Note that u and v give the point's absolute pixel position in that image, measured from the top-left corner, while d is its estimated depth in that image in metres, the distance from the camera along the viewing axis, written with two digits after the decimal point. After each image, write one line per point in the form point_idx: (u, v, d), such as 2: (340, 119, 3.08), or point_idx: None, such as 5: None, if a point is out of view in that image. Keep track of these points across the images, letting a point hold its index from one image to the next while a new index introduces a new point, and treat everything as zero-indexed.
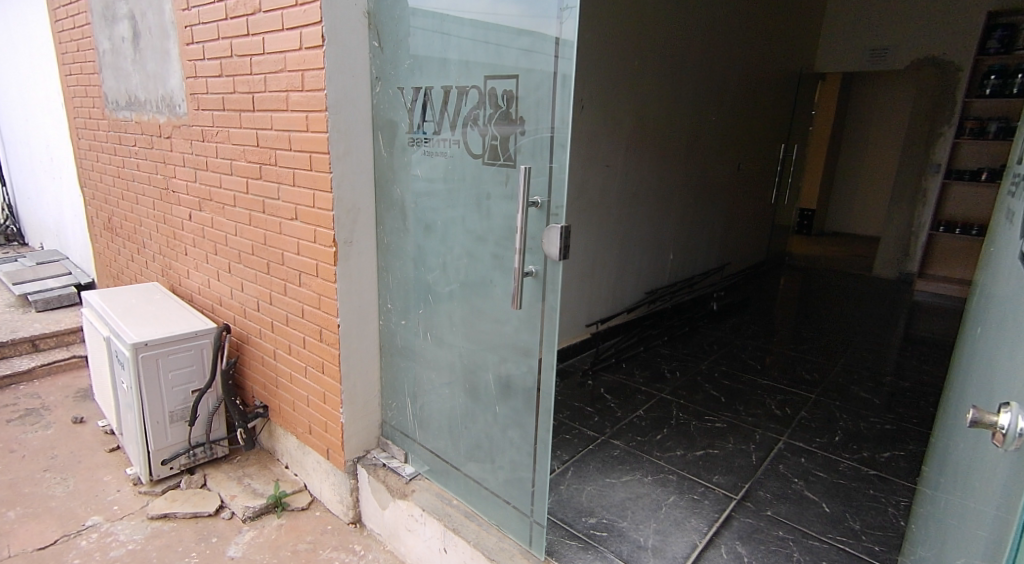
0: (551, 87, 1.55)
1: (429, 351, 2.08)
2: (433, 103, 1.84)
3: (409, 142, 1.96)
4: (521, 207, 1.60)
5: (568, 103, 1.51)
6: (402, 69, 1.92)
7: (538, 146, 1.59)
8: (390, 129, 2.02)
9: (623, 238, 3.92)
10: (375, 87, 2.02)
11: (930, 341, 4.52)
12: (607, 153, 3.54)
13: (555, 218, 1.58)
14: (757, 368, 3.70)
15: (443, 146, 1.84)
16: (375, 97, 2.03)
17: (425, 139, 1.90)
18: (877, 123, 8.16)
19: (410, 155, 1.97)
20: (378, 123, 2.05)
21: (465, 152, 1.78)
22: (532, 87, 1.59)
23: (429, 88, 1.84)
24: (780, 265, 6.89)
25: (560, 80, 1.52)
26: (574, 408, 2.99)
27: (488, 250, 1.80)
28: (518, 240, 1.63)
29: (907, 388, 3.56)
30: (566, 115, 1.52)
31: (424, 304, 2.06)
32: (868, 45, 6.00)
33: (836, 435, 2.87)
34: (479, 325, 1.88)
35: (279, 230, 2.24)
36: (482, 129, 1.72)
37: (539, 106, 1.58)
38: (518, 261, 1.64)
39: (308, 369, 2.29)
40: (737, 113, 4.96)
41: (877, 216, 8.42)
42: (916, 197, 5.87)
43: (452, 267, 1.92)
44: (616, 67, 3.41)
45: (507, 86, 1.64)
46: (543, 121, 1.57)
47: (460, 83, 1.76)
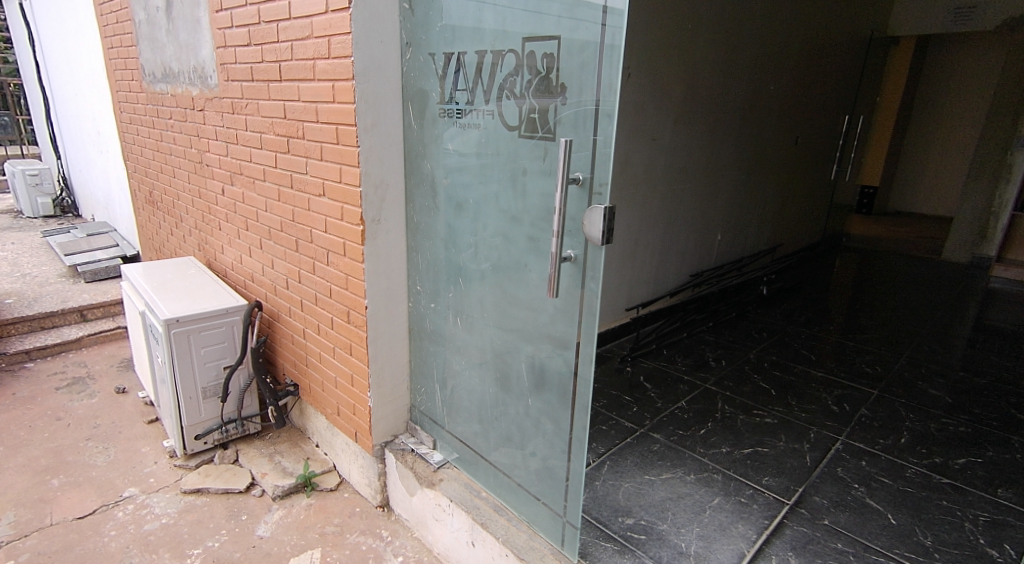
0: (598, 50, 1.38)
1: (459, 336, 1.97)
2: (466, 69, 1.69)
3: (440, 113, 1.82)
4: (559, 185, 1.45)
5: (617, 69, 1.34)
6: (434, 34, 1.77)
7: (581, 117, 1.44)
8: (420, 99, 1.88)
9: (670, 218, 3.72)
10: (406, 53, 1.89)
11: (1005, 331, 4.19)
12: (656, 126, 3.32)
13: (597, 196, 1.43)
14: (811, 359, 3.46)
15: (476, 119, 1.71)
16: (406, 65, 1.89)
17: (457, 111, 1.76)
18: (955, 93, 7.53)
19: (441, 128, 1.84)
20: (408, 93, 1.92)
21: (499, 124, 1.64)
22: (576, 50, 1.42)
23: (463, 53, 1.69)
24: (838, 246, 6.50)
25: (608, 41, 1.35)
26: (612, 396, 2.85)
27: (522, 231, 1.66)
28: (555, 222, 1.49)
29: (984, 386, 3.28)
30: (614, 82, 1.35)
31: (454, 287, 1.95)
32: (950, 5, 5.48)
33: (901, 437, 2.66)
34: (511, 312, 1.75)
35: (308, 206, 2.17)
36: (519, 96, 1.56)
37: (583, 69, 1.42)
38: (555, 244, 1.50)
39: (336, 350, 2.23)
40: (798, 81, 4.63)
41: (945, 195, 7.88)
42: (999, 172, 5.37)
43: (484, 249, 1.80)
44: (667, 32, 3.17)
45: (548, 49, 1.48)
46: (587, 89, 1.41)
47: (496, 47, 1.60)
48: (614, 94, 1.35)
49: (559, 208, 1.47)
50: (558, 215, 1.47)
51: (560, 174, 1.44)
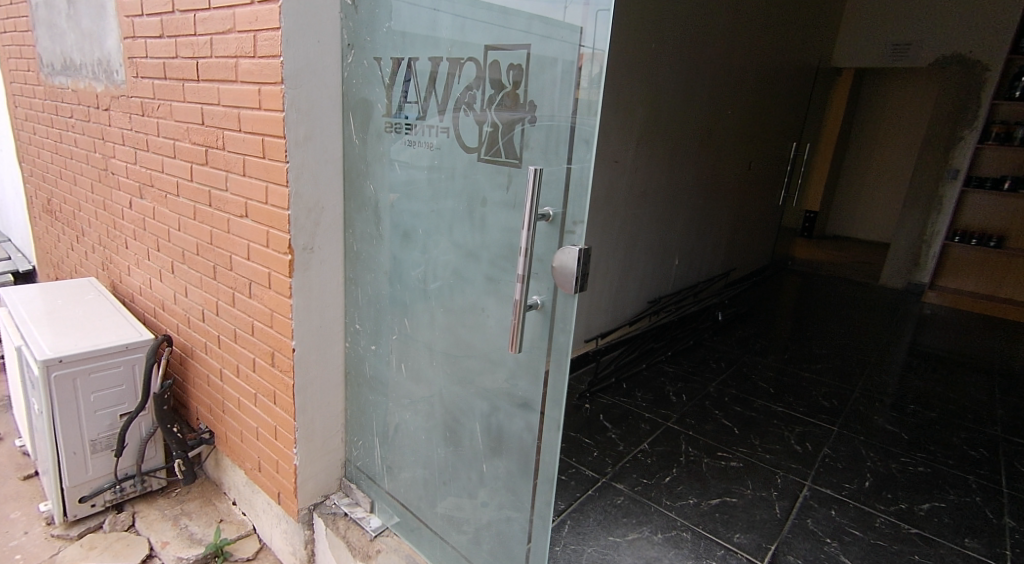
0: (575, 61, 1.14)
1: (403, 385, 1.71)
2: (417, 78, 1.43)
3: (386, 128, 1.56)
4: (525, 220, 1.19)
5: (599, 86, 1.12)
6: (381, 35, 1.51)
7: (553, 141, 1.20)
8: (362, 110, 1.61)
9: (629, 243, 3.56)
10: (347, 56, 1.61)
11: (946, 359, 4.25)
12: (618, 148, 3.15)
13: (570, 235, 1.20)
14: (771, 393, 3.36)
15: (428, 137, 1.45)
16: (346, 70, 1.62)
17: (406, 126, 1.50)
18: (888, 124, 7.83)
19: (387, 144, 1.57)
20: (349, 103, 1.64)
21: (455, 145, 1.39)
22: (548, 61, 1.19)
23: (415, 59, 1.44)
24: (784, 270, 6.57)
25: (588, 54, 1.12)
26: (570, 439, 2.64)
27: (480, 271, 1.41)
28: (520, 265, 1.22)
29: (936, 420, 3.20)
30: (595, 100, 1.12)
31: (398, 328, 1.68)
32: (890, 40, 5.63)
33: (865, 480, 2.54)
34: (464, 363, 1.50)
35: (227, 228, 1.85)
36: (479, 113, 1.31)
37: (556, 84, 1.18)
38: (519, 290, 1.24)
39: (258, 397, 1.91)
40: (754, 107, 4.60)
41: (878, 222, 8.17)
42: (931, 203, 5.52)
43: (433, 290, 1.54)
44: (631, 50, 3.01)
45: (513, 60, 1.24)
46: (562, 108, 1.18)
47: (453, 55, 1.35)
48: (596, 116, 1.12)
49: (526, 248, 1.21)
50: (524, 257, 1.21)
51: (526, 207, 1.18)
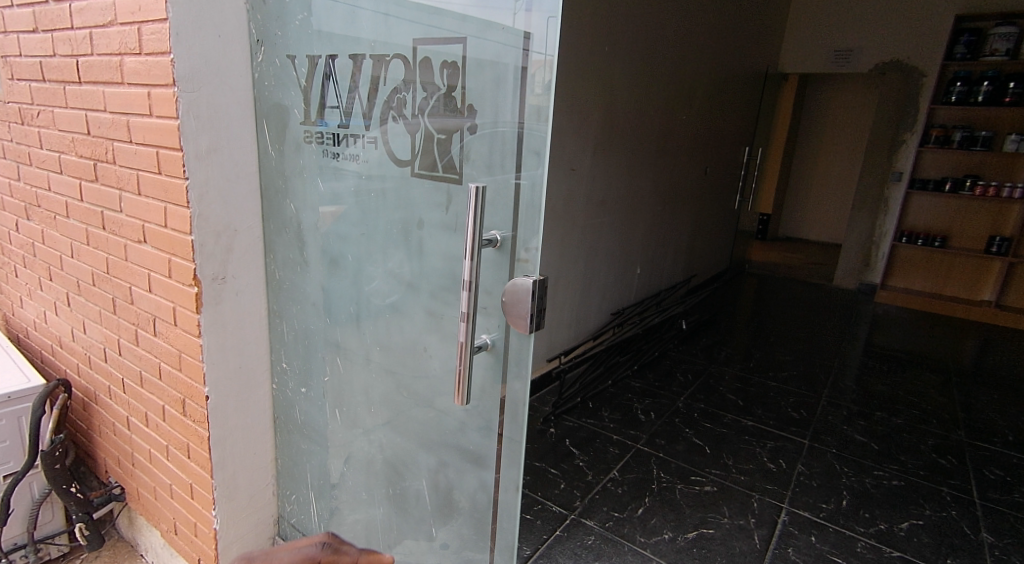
0: (519, 57, 0.95)
1: (340, 433, 1.48)
2: (339, 79, 1.22)
3: (305, 137, 1.34)
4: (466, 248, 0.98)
5: (548, 87, 0.92)
6: (295, 29, 1.29)
7: (497, 151, 1.01)
8: (278, 117, 1.39)
9: (589, 254, 3.40)
10: (257, 54, 1.39)
11: (904, 359, 4.23)
12: (573, 155, 2.98)
13: (522, 263, 1.00)
14: (740, 405, 3.24)
15: (354, 150, 1.24)
16: (258, 70, 1.40)
17: (329, 136, 1.28)
18: (833, 127, 7.96)
19: (307, 157, 1.35)
20: (263, 109, 1.42)
21: (385, 158, 1.18)
22: (487, 58, 0.99)
23: (334, 58, 1.22)
24: (742, 273, 6.56)
25: (534, 44, 0.92)
26: (535, 469, 2.45)
27: (420, 303, 1.19)
28: (462, 301, 1.01)
29: (903, 427, 3.12)
30: (545, 103, 0.93)
31: (331, 369, 1.45)
32: (832, 45, 5.67)
33: (842, 499, 2.42)
34: (408, 410, 1.28)
35: (124, 256, 1.59)
36: (410, 120, 1.10)
37: (499, 84, 0.98)
38: (462, 333, 1.02)
39: (170, 450, 1.65)
40: (707, 110, 4.52)
41: (828, 223, 8.30)
42: (879, 205, 5.56)
43: (367, 325, 1.32)
44: (583, 52, 2.84)
45: (446, 57, 1.03)
46: (505, 111, 0.98)
47: (376, 51, 1.14)
48: (546, 122, 0.93)
49: (470, 278, 0.99)
50: (467, 293, 0.99)
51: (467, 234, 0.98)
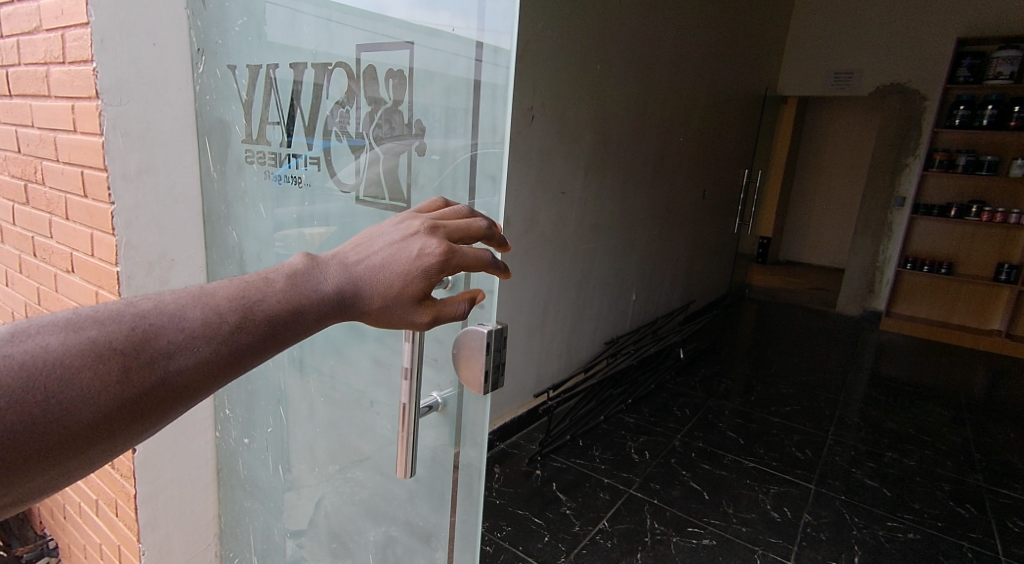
0: (472, 63, 0.79)
1: (282, 494, 1.29)
2: (279, 92, 1.07)
3: (247, 157, 1.18)
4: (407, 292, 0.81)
5: (504, 98, 0.76)
6: (235, 35, 1.14)
7: (447, 175, 0.85)
8: (220, 135, 1.22)
9: (581, 281, 3.24)
10: (199, 64, 1.23)
11: (913, 391, 4.03)
12: (563, 178, 2.83)
13: (477, 308, 0.84)
14: (741, 444, 3.04)
15: (295, 172, 1.08)
16: (199, 82, 1.23)
17: (270, 156, 1.12)
18: (833, 150, 7.85)
19: (248, 179, 1.20)
20: (205, 125, 1.25)
21: (328, 182, 1.02)
22: (436, 65, 0.83)
23: (274, 68, 1.07)
24: (742, 298, 6.39)
25: (489, 45, 0.76)
26: (518, 519, 2.28)
27: (366, 352, 1.01)
28: (404, 354, 0.83)
29: (915, 470, 2.92)
30: (500, 118, 0.77)
31: (275, 421, 1.27)
32: (832, 68, 5.57)
33: (854, 556, 2.22)
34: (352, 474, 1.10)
35: (54, 287, 1.43)
36: (353, 138, 0.96)
37: (451, 96, 0.83)
38: (405, 395, 0.84)
39: (100, 505, 1.46)
40: (704, 132, 4.39)
41: (830, 246, 8.15)
42: (881, 231, 5.41)
43: (311, 372, 1.15)
44: (574, 71, 2.70)
45: (390, 65, 0.88)
46: (457, 129, 0.82)
47: (318, 58, 0.99)
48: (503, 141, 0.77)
49: (413, 328, 0.81)
50: (410, 346, 0.81)
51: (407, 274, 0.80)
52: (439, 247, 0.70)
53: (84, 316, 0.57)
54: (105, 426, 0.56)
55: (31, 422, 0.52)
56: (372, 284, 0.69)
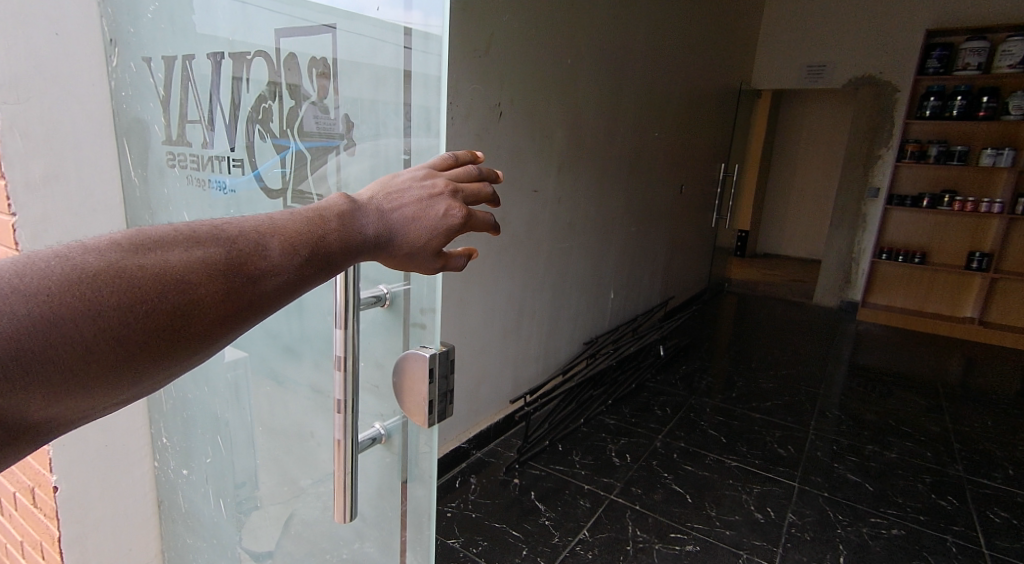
0: (401, 50, 0.75)
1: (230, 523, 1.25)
2: (198, 85, 1.01)
3: (168, 159, 1.12)
4: (338, 315, 0.77)
5: (438, 87, 0.74)
6: (147, 24, 1.07)
7: (380, 170, 0.81)
8: (139, 135, 1.17)
9: (557, 280, 3.16)
10: (112, 57, 1.16)
11: (892, 381, 4.03)
12: (536, 176, 2.74)
13: (416, 333, 0.80)
14: (723, 443, 2.98)
15: (221, 175, 1.03)
16: (114, 77, 1.17)
17: (194, 158, 1.07)
18: (808, 142, 7.88)
19: (171, 182, 1.14)
20: (122, 125, 1.20)
21: (252, 185, 0.97)
22: (365, 52, 0.79)
23: (190, 59, 1.00)
24: (721, 293, 6.37)
25: (417, 31, 0.73)
26: (495, 533, 2.18)
27: (303, 373, 0.95)
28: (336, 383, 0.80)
29: (897, 462, 2.89)
30: (435, 107, 0.74)
31: (212, 451, 1.24)
32: (805, 61, 5.54)
33: (839, 556, 2.16)
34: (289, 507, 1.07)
35: None
36: (278, 137, 0.91)
37: (379, 85, 0.79)
38: (338, 428, 0.80)
39: (25, 545, 1.43)
40: (680, 126, 4.32)
41: (806, 238, 8.19)
42: (857, 221, 5.40)
43: (247, 399, 1.11)
44: (544, 65, 2.61)
45: (314, 53, 0.83)
46: (387, 119, 0.79)
47: (236, 47, 0.93)
48: (439, 133, 0.74)
49: (343, 353, 0.78)
50: (341, 373, 0.78)
51: (337, 299, 0.76)
52: (461, 211, 0.73)
53: (190, 230, 0.57)
54: (213, 335, 0.58)
55: (151, 327, 0.53)
56: (405, 231, 0.70)
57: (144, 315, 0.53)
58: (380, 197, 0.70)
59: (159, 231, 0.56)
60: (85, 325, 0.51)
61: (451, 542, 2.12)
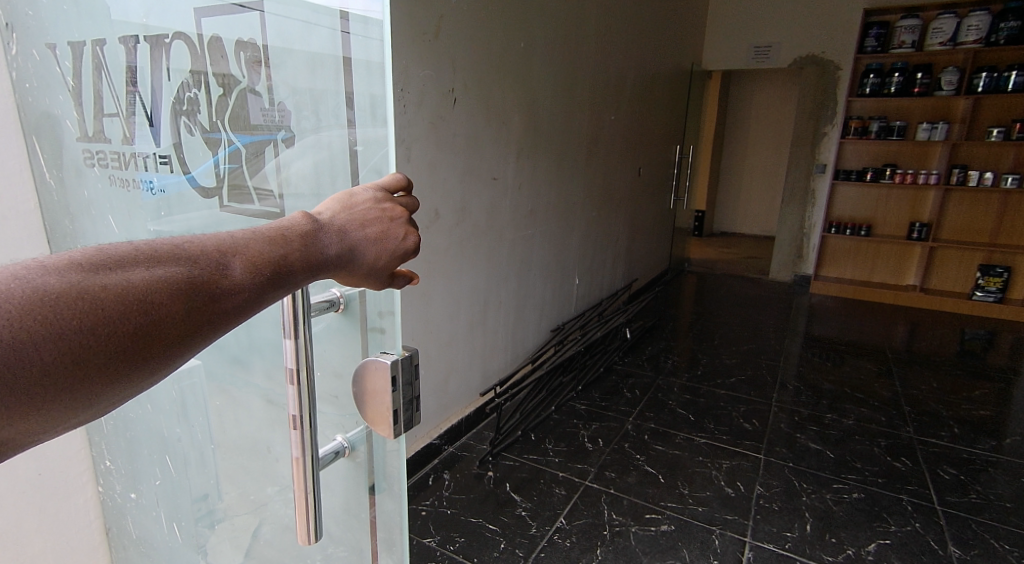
0: (337, 35, 0.69)
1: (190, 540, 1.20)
2: (111, 74, 0.93)
3: (85, 157, 1.05)
4: (288, 324, 0.71)
5: (384, 75, 0.70)
6: (47, 5, 0.97)
7: (324, 167, 0.76)
8: (50, 131, 1.08)
9: (521, 269, 3.12)
10: (9, 43, 1.06)
11: (847, 350, 4.15)
12: (493, 163, 2.69)
13: (378, 337, 0.77)
14: (691, 421, 3.01)
15: (147, 173, 0.95)
16: (14, 68, 1.08)
17: (114, 156, 1.00)
18: (757, 121, 8.04)
19: (89, 182, 1.06)
20: (30, 121, 1.10)
21: (181, 184, 0.90)
22: (296, 36, 0.74)
23: (100, 45, 0.92)
24: (681, 273, 6.47)
25: (356, 16, 0.68)
26: (471, 528, 2.15)
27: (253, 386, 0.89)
28: (290, 398, 0.74)
29: (856, 429, 2.98)
30: (382, 96, 0.71)
31: (161, 469, 1.19)
32: (751, 41, 5.61)
33: (807, 524, 2.21)
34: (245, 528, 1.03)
35: None
36: (207, 131, 0.84)
37: (313, 70, 0.73)
38: (296, 446, 0.75)
39: None
40: (634, 108, 4.32)
41: (760, 215, 8.38)
42: (807, 197, 5.53)
43: (193, 410, 1.05)
44: (496, 49, 2.55)
45: (240, 35, 0.77)
46: (327, 112, 0.73)
47: (148, 29, 0.85)
48: (386, 123, 0.71)
49: (295, 365, 0.72)
50: (295, 387, 0.73)
51: (286, 308, 0.70)
52: (416, 238, 0.76)
53: (148, 246, 0.55)
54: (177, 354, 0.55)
55: (111, 347, 0.51)
56: (368, 249, 0.71)
57: (105, 333, 0.51)
58: (343, 215, 0.70)
59: (116, 249, 0.54)
60: (36, 356, 0.48)
61: (427, 541, 2.07)
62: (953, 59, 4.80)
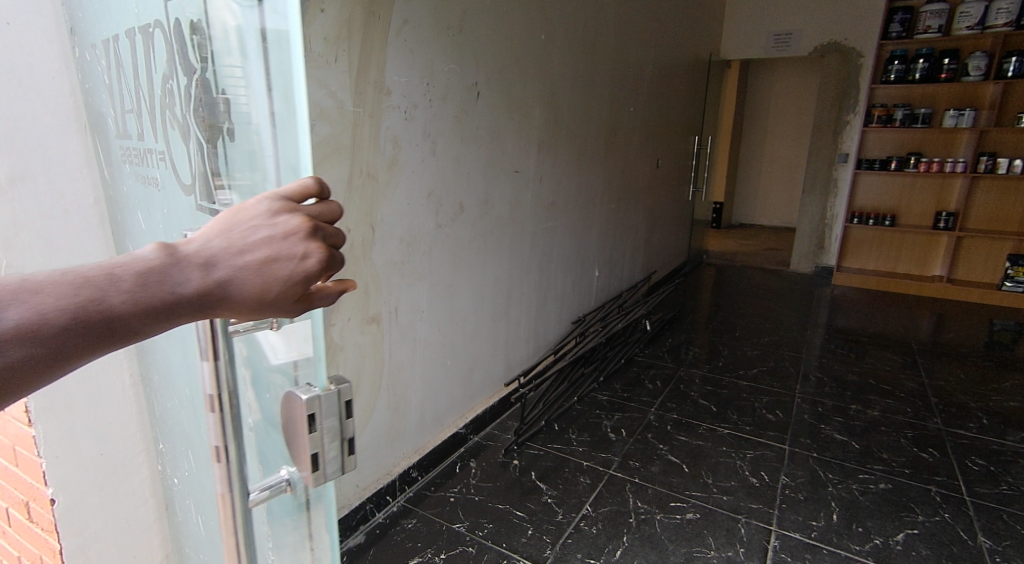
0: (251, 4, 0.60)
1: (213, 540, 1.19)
2: (126, 66, 0.93)
3: (122, 152, 1.08)
4: (206, 348, 0.72)
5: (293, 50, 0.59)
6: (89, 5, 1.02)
7: (254, 163, 0.66)
8: (100, 129, 1.14)
9: (542, 261, 3.15)
10: (74, 46, 1.13)
11: (871, 341, 4.11)
12: (515, 156, 2.71)
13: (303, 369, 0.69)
14: (713, 412, 3.02)
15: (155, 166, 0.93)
16: (77, 68, 1.14)
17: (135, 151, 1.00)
18: (776, 111, 7.95)
19: (127, 178, 1.09)
20: (90, 120, 1.17)
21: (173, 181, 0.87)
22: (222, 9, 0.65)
23: (117, 38, 0.94)
24: (700, 264, 6.45)
25: None
26: (498, 514, 2.19)
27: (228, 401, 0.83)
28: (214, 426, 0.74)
29: (881, 420, 2.96)
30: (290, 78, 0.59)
31: (191, 464, 1.20)
32: (771, 29, 5.55)
33: (833, 513, 2.22)
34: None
35: None
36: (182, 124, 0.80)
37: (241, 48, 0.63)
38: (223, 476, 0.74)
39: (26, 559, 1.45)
40: (653, 99, 4.31)
41: (779, 206, 8.29)
42: (828, 187, 5.47)
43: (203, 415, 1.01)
44: (517, 42, 2.57)
45: (189, 15, 0.70)
46: (248, 95, 0.63)
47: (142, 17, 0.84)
48: (295, 112, 0.60)
49: (213, 390, 0.73)
50: (216, 415, 0.73)
51: (199, 334, 0.71)
52: (320, 256, 0.59)
53: None
54: None
55: None
56: (244, 280, 0.57)
57: None
58: (220, 241, 0.58)
59: None
60: None
61: (456, 526, 2.12)
62: (979, 44, 4.71)
